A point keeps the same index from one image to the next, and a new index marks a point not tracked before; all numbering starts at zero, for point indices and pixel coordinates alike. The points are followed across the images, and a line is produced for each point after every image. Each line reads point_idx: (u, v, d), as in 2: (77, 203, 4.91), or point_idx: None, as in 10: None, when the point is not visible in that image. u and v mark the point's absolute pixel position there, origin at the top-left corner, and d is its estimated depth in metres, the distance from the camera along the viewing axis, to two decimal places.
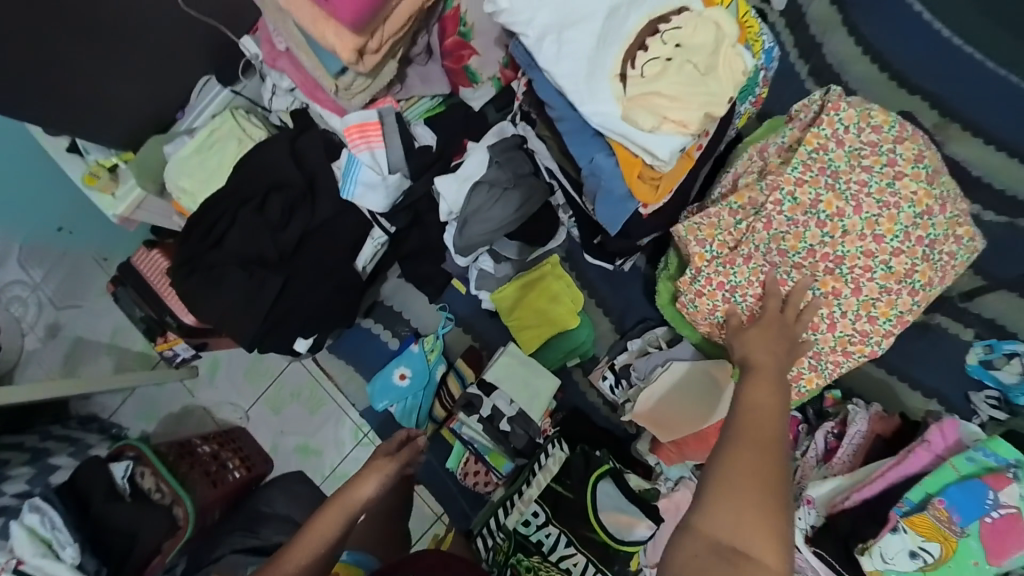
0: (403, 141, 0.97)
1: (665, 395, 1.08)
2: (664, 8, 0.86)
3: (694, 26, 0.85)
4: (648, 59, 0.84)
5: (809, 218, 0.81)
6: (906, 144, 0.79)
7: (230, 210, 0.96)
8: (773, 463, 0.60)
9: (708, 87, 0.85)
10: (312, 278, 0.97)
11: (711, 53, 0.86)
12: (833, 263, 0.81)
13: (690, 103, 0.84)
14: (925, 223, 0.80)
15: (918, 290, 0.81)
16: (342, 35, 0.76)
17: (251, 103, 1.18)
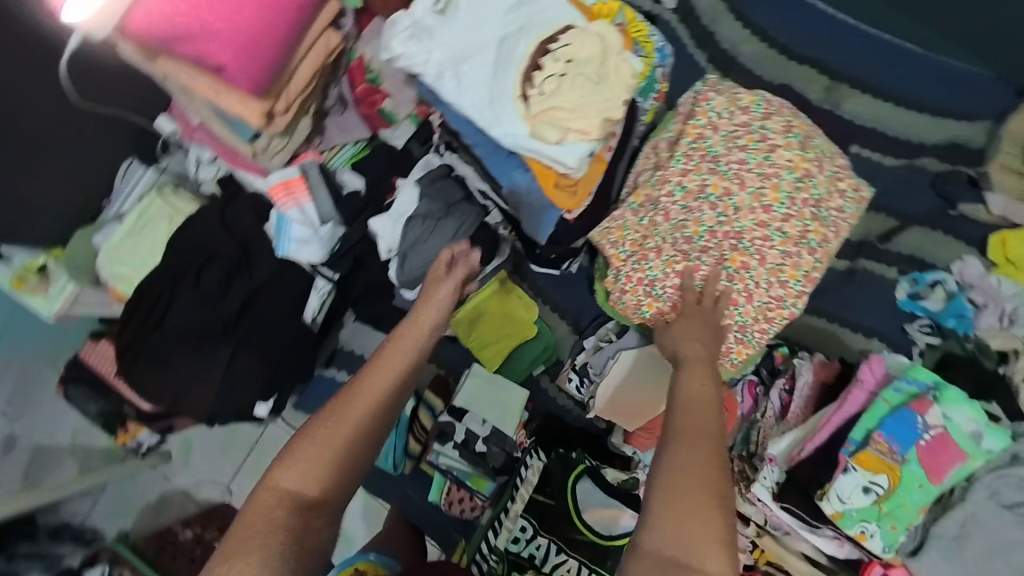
0: (329, 191, 1.01)
1: (625, 384, 1.14)
2: (552, 29, 0.92)
3: (580, 41, 0.91)
4: (545, 77, 0.90)
5: (701, 203, 0.99)
6: (774, 119, 0.99)
7: (166, 291, 0.97)
8: (715, 446, 0.72)
9: (602, 93, 0.92)
10: (261, 340, 0.98)
11: (601, 63, 0.92)
12: (735, 239, 0.97)
13: (587, 112, 0.91)
14: (807, 185, 0.96)
15: (816, 248, 0.97)
16: (248, 104, 0.79)
17: (179, 178, 1.16)
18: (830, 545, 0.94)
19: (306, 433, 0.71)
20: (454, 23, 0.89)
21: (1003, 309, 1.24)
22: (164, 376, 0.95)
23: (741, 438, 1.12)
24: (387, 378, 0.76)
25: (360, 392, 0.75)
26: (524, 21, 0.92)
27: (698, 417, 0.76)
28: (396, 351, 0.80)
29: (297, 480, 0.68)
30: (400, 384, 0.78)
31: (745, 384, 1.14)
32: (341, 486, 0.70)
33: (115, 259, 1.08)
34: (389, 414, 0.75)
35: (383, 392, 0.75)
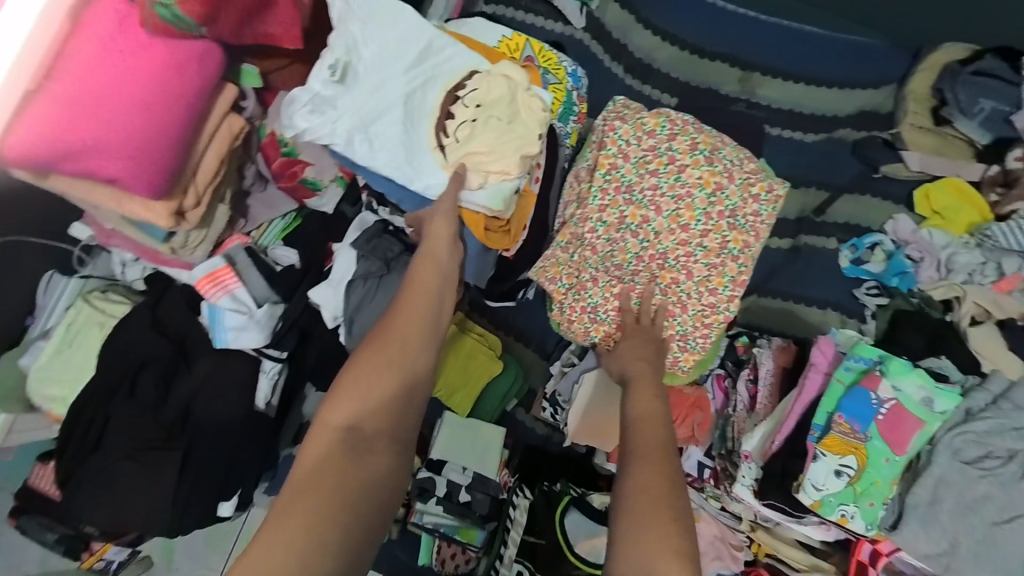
0: (261, 272, 0.98)
1: (595, 406, 1.13)
2: (457, 76, 0.94)
3: (487, 85, 0.92)
4: (456, 125, 0.91)
5: (623, 232, 1.03)
6: (678, 139, 1.03)
7: (99, 408, 0.92)
8: (670, 460, 0.78)
9: (516, 133, 0.92)
10: (214, 439, 0.94)
11: (511, 103, 0.92)
12: (662, 259, 1.02)
13: (502, 153, 0.91)
14: (719, 199, 1.01)
15: (739, 254, 1.01)
16: (152, 206, 0.77)
17: (108, 280, 1.11)
18: (817, 531, 0.96)
19: (350, 367, 0.78)
20: (355, 87, 0.88)
21: (938, 258, 1.28)
22: (110, 500, 0.90)
23: (718, 436, 1.12)
24: (415, 317, 0.84)
25: (394, 330, 0.82)
26: (428, 75, 0.93)
27: (648, 435, 0.81)
28: (420, 291, 0.87)
29: (353, 409, 0.74)
30: (427, 319, 0.86)
31: (714, 378, 1.16)
32: (391, 413, 0.76)
33: (42, 381, 1.03)
34: (422, 349, 0.83)
35: (415, 328, 0.84)
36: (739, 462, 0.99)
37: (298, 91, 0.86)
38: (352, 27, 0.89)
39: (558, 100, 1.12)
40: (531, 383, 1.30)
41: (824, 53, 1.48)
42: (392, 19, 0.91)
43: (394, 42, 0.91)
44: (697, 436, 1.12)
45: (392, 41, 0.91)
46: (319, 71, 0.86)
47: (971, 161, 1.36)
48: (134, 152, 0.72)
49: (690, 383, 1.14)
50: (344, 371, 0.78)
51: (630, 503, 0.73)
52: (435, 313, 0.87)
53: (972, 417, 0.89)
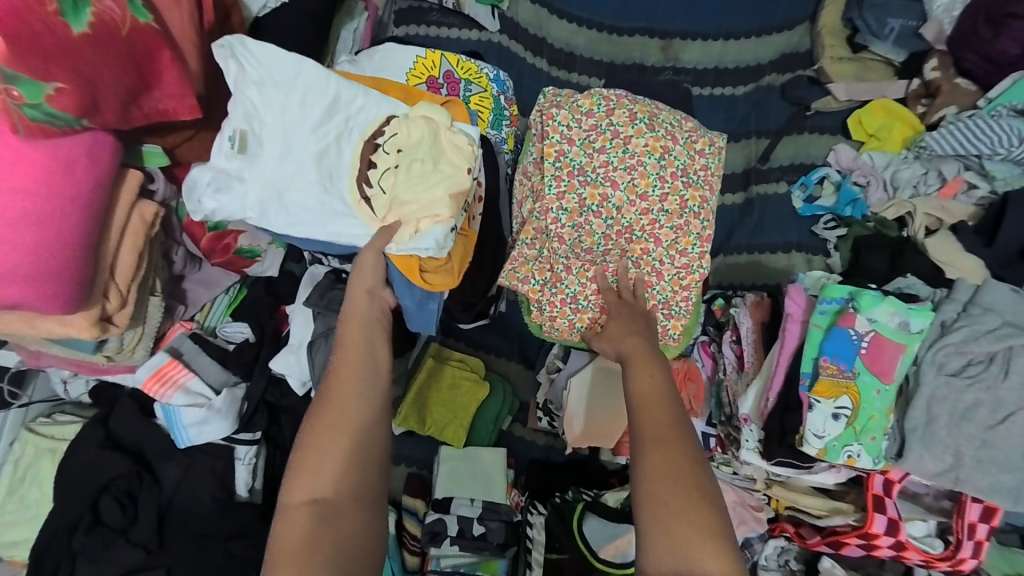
0: (213, 357, 0.92)
1: (589, 406, 1.11)
2: (372, 123, 0.83)
3: (406, 128, 0.81)
4: (377, 175, 0.80)
5: (587, 215, 1.01)
6: (617, 112, 1.01)
7: (61, 550, 0.86)
8: (684, 440, 0.74)
9: (446, 177, 0.79)
10: (195, 548, 0.89)
11: (428, 142, 0.80)
12: (629, 233, 1.02)
13: (427, 202, 0.79)
14: (669, 161, 1.01)
15: (699, 211, 1.01)
16: (70, 320, 0.71)
17: (51, 404, 1.09)
18: (829, 475, 0.92)
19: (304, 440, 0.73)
20: (261, 155, 0.77)
21: (884, 179, 1.31)
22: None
23: (715, 403, 1.12)
24: (355, 375, 0.77)
25: (338, 393, 0.76)
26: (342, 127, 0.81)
27: (658, 418, 0.75)
28: (353, 341, 0.81)
29: (315, 479, 0.71)
30: (367, 368, 0.79)
31: (699, 348, 1.17)
32: (353, 476, 0.72)
33: (6, 527, 0.99)
34: (369, 391, 0.77)
35: (356, 386, 0.77)
36: (740, 426, 0.96)
37: (199, 170, 0.75)
38: (252, 89, 0.77)
39: (484, 109, 1.09)
40: (522, 396, 1.27)
41: (735, 7, 1.50)
42: (294, 73, 0.79)
43: (302, 96, 0.79)
44: (694, 409, 1.12)
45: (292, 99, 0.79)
46: (223, 140, 0.75)
47: (892, 80, 1.40)
48: (35, 274, 0.65)
49: (676, 358, 1.15)
50: (297, 451, 0.73)
51: (668, 494, 0.70)
52: (375, 360, 0.80)
53: (948, 330, 0.86)
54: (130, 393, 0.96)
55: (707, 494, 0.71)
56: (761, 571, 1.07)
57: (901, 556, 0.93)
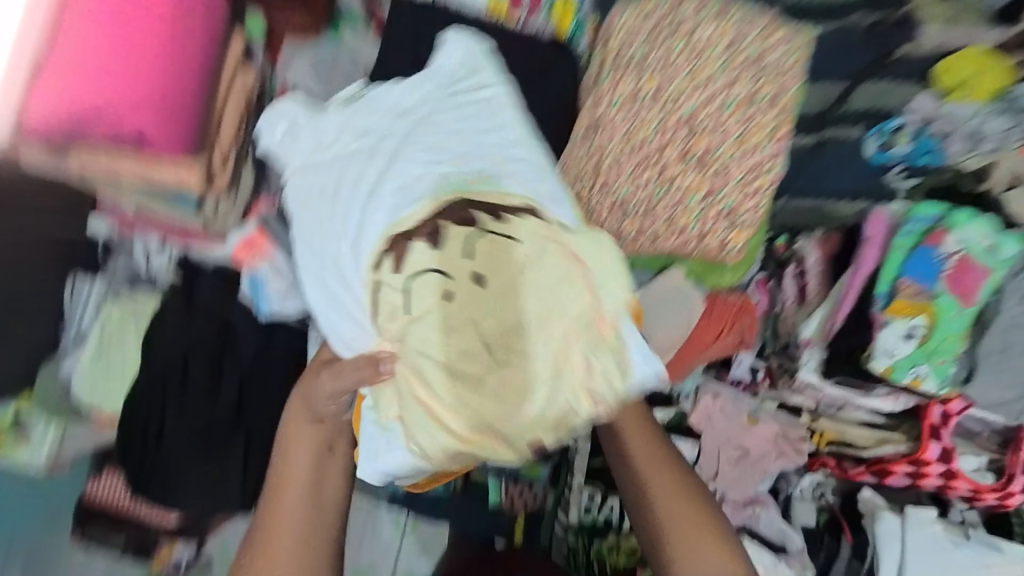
0: (287, 230, 0.93)
1: (654, 322, 1.00)
2: (479, 180, 0.68)
3: (529, 249, 0.63)
4: (422, 273, 0.63)
5: (641, 106, 0.87)
6: (685, 4, 0.89)
7: (155, 404, 0.92)
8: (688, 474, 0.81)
9: (484, 393, 0.60)
10: (272, 422, 0.95)
11: (517, 333, 0.60)
12: (689, 125, 0.85)
13: (443, 379, 0.60)
14: (738, 49, 0.86)
15: (774, 102, 0.85)
16: (180, 165, 0.78)
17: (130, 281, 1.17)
18: (887, 402, 0.97)
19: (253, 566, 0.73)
20: (333, 155, 0.78)
21: (965, 131, 1.22)
22: (184, 495, 0.94)
23: (770, 334, 1.07)
24: (293, 489, 0.76)
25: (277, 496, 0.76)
26: (450, 199, 0.66)
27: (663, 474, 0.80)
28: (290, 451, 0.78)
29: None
30: (310, 476, 0.77)
31: (757, 282, 1.11)
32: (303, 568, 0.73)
33: (93, 388, 1.08)
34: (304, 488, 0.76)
35: (298, 502, 0.75)
36: (801, 350, 1.02)
37: (293, 107, 0.85)
38: (444, 100, 0.78)
39: (567, 15, 0.96)
40: None
41: None
42: (478, 130, 0.74)
43: (441, 141, 0.73)
44: (747, 341, 1.06)
45: (435, 152, 0.72)
46: (335, 145, 0.79)
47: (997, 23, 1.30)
48: (159, 104, 0.74)
49: (732, 290, 1.05)
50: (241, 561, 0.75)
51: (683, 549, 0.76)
52: (321, 460, 0.78)
53: None
54: (209, 275, 0.99)
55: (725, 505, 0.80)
56: (795, 500, 1.11)
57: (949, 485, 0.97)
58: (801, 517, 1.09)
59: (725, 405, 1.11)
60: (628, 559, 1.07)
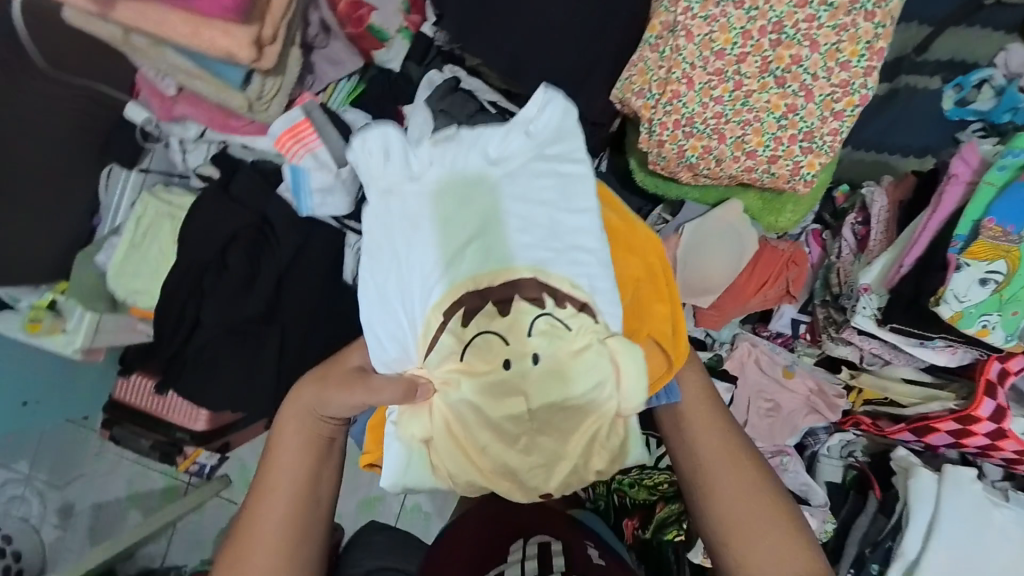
0: (339, 130, 0.91)
1: (699, 258, 0.99)
2: (569, 286, 0.62)
3: (583, 351, 0.60)
4: (483, 333, 0.61)
5: (725, 6, 0.79)
6: None
7: (194, 288, 0.94)
8: (750, 494, 0.71)
9: (509, 453, 0.59)
10: (306, 319, 0.97)
11: (554, 406, 0.59)
12: (776, 32, 0.78)
13: (474, 436, 0.60)
14: None
15: (875, 12, 0.77)
16: (232, 34, 0.70)
17: (166, 175, 1.15)
18: (941, 356, 0.90)
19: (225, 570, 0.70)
20: (423, 189, 0.66)
21: None
22: (217, 380, 0.96)
23: (819, 285, 1.07)
24: (281, 498, 0.70)
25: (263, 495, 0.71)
26: (523, 276, 0.62)
27: (721, 484, 0.71)
28: (280, 458, 0.71)
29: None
30: (305, 484, 0.71)
31: (809, 234, 1.11)
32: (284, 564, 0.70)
33: (130, 276, 1.10)
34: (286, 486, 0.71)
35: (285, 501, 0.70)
36: (856, 297, 0.92)
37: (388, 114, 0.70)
38: (528, 167, 0.66)
39: None
40: None
41: None
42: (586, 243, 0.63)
43: (519, 205, 0.64)
44: (794, 293, 1.09)
45: (501, 204, 0.64)
46: (425, 166, 0.67)
47: None
48: None
49: (784, 239, 1.08)
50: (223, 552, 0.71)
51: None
52: (316, 471, 0.72)
53: None
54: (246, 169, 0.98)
55: (804, 546, 0.68)
56: (821, 456, 1.11)
57: (995, 445, 0.91)
58: (825, 474, 1.10)
59: (761, 357, 1.12)
60: (650, 494, 1.09)
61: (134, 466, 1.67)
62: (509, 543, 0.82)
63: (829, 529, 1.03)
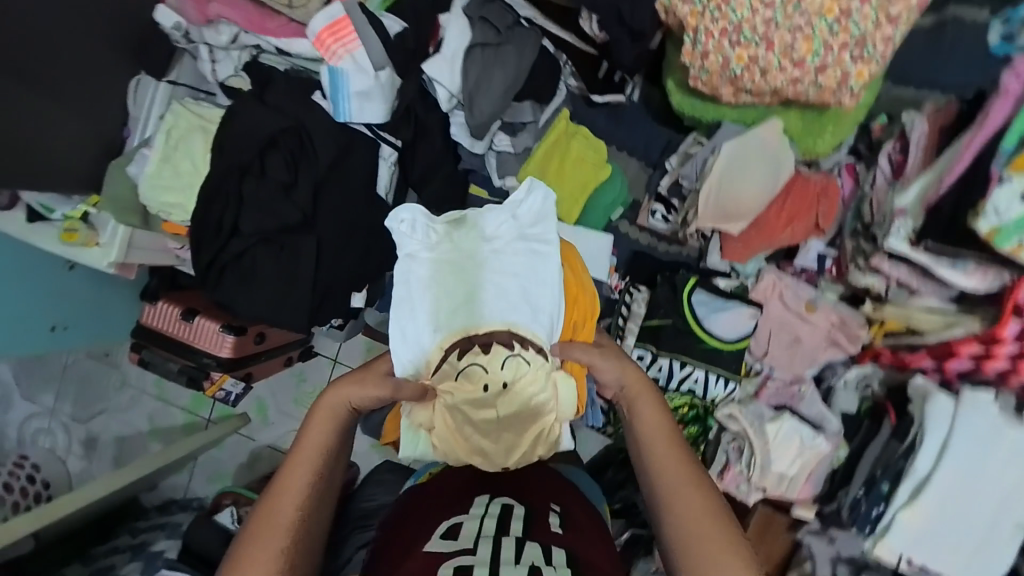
0: (375, 32, 0.91)
1: (734, 178, 1.01)
2: (533, 337, 0.82)
3: (536, 383, 0.81)
4: (471, 365, 0.80)
5: None
6: None
7: (232, 192, 0.94)
8: (708, 501, 0.69)
9: (484, 442, 0.80)
10: (343, 231, 1.00)
11: (516, 416, 0.81)
12: None
13: (455, 428, 0.81)
14: None
15: None
16: None
17: (194, 89, 1.15)
18: (971, 280, 0.91)
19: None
20: (435, 257, 0.84)
21: None
22: (253, 289, 0.98)
23: (852, 216, 1.07)
24: (307, 474, 0.74)
25: (293, 468, 0.74)
26: (499, 327, 0.82)
27: (683, 492, 0.70)
28: (308, 453, 0.75)
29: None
30: (319, 484, 0.74)
31: (843, 167, 1.09)
32: (301, 536, 0.71)
33: (164, 190, 1.08)
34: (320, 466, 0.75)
35: (313, 470, 0.74)
36: (890, 219, 0.93)
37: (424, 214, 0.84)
38: (511, 245, 0.84)
39: None
40: (633, 194, 1.17)
41: None
42: (544, 302, 0.83)
43: (505, 277, 0.83)
44: (822, 227, 1.08)
45: (491, 272, 0.83)
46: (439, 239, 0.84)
47: None
48: None
49: (817, 171, 1.07)
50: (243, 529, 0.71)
51: None
52: (329, 470, 0.76)
53: None
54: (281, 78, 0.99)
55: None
56: (837, 389, 1.11)
57: (1016, 370, 0.93)
58: (841, 403, 1.10)
59: (786, 291, 1.12)
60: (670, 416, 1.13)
61: (155, 404, 1.76)
62: (475, 496, 0.80)
63: (840, 457, 1.07)
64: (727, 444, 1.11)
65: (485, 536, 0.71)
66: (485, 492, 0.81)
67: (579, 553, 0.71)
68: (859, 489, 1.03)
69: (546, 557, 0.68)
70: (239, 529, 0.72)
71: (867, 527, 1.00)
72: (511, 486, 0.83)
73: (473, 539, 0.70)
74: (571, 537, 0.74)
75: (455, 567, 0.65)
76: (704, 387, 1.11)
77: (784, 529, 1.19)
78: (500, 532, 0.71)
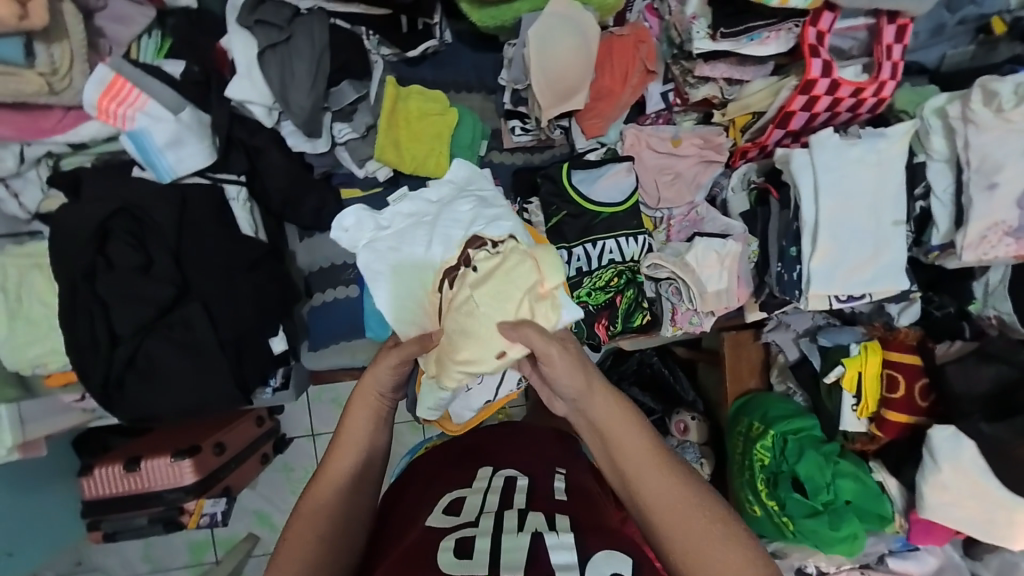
0: (157, 83, 0.93)
1: (550, 54, 1.04)
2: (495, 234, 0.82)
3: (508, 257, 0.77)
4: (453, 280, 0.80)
5: None
6: None
7: (94, 300, 0.91)
8: (655, 451, 0.70)
9: (487, 350, 0.75)
10: (221, 280, 0.99)
11: (503, 297, 0.75)
12: None
13: (457, 338, 0.76)
14: None
15: None
16: None
17: (12, 234, 1.01)
18: (768, 48, 1.06)
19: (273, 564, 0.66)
20: (393, 229, 0.85)
21: None
22: (162, 383, 0.96)
23: (666, 46, 1.17)
24: (356, 449, 0.75)
25: (343, 437, 0.76)
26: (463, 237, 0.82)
27: (627, 448, 0.70)
28: (354, 422, 0.76)
29: None
30: (360, 470, 0.75)
31: (644, 11, 1.18)
32: (353, 501, 0.73)
33: (22, 346, 0.96)
34: (373, 438, 0.77)
35: (362, 443, 0.76)
36: (688, 28, 1.06)
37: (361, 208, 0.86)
38: (456, 198, 0.86)
39: None
40: (489, 122, 1.23)
41: None
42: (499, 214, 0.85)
43: (465, 209, 0.84)
44: (651, 68, 1.15)
45: (451, 211, 0.84)
46: (393, 211, 0.86)
47: None
48: None
49: (624, 25, 1.15)
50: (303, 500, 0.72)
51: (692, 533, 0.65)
52: (371, 459, 0.77)
53: None
54: (92, 172, 0.96)
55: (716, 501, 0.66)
56: (728, 198, 1.24)
57: (836, 100, 1.06)
58: (736, 208, 1.22)
59: (650, 139, 1.19)
60: (606, 293, 1.16)
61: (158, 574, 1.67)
62: (479, 471, 0.82)
63: (754, 249, 1.17)
64: (667, 290, 1.19)
65: (486, 511, 0.71)
66: (489, 465, 0.84)
67: (579, 516, 0.72)
68: (777, 263, 1.13)
69: (549, 522, 0.68)
70: (288, 519, 0.70)
71: (797, 291, 1.11)
72: (514, 458, 0.86)
73: (476, 514, 0.71)
74: (571, 501, 0.76)
75: (455, 540, 0.65)
76: (620, 252, 1.17)
77: (751, 340, 1.41)
78: (503, 506, 0.72)
